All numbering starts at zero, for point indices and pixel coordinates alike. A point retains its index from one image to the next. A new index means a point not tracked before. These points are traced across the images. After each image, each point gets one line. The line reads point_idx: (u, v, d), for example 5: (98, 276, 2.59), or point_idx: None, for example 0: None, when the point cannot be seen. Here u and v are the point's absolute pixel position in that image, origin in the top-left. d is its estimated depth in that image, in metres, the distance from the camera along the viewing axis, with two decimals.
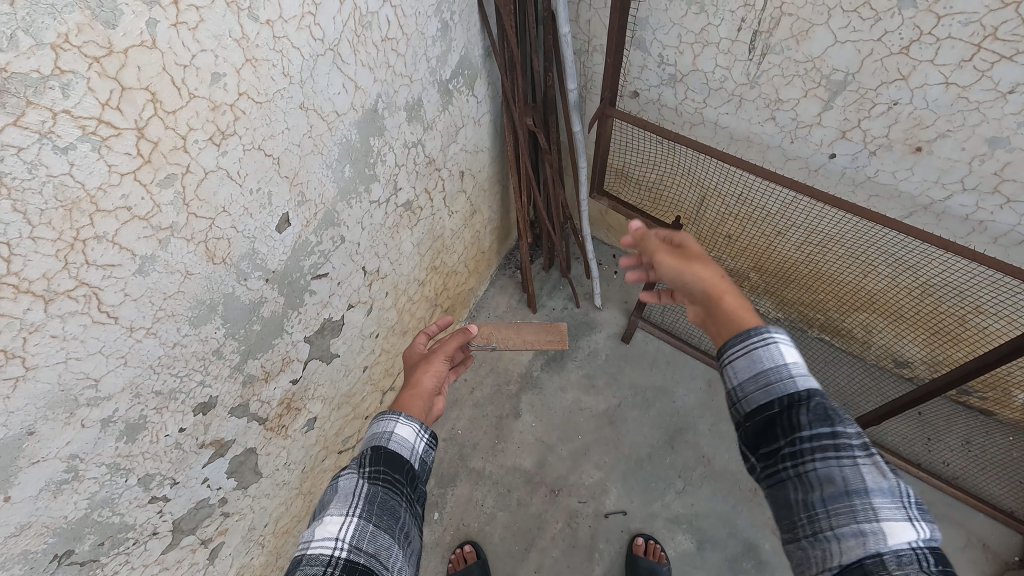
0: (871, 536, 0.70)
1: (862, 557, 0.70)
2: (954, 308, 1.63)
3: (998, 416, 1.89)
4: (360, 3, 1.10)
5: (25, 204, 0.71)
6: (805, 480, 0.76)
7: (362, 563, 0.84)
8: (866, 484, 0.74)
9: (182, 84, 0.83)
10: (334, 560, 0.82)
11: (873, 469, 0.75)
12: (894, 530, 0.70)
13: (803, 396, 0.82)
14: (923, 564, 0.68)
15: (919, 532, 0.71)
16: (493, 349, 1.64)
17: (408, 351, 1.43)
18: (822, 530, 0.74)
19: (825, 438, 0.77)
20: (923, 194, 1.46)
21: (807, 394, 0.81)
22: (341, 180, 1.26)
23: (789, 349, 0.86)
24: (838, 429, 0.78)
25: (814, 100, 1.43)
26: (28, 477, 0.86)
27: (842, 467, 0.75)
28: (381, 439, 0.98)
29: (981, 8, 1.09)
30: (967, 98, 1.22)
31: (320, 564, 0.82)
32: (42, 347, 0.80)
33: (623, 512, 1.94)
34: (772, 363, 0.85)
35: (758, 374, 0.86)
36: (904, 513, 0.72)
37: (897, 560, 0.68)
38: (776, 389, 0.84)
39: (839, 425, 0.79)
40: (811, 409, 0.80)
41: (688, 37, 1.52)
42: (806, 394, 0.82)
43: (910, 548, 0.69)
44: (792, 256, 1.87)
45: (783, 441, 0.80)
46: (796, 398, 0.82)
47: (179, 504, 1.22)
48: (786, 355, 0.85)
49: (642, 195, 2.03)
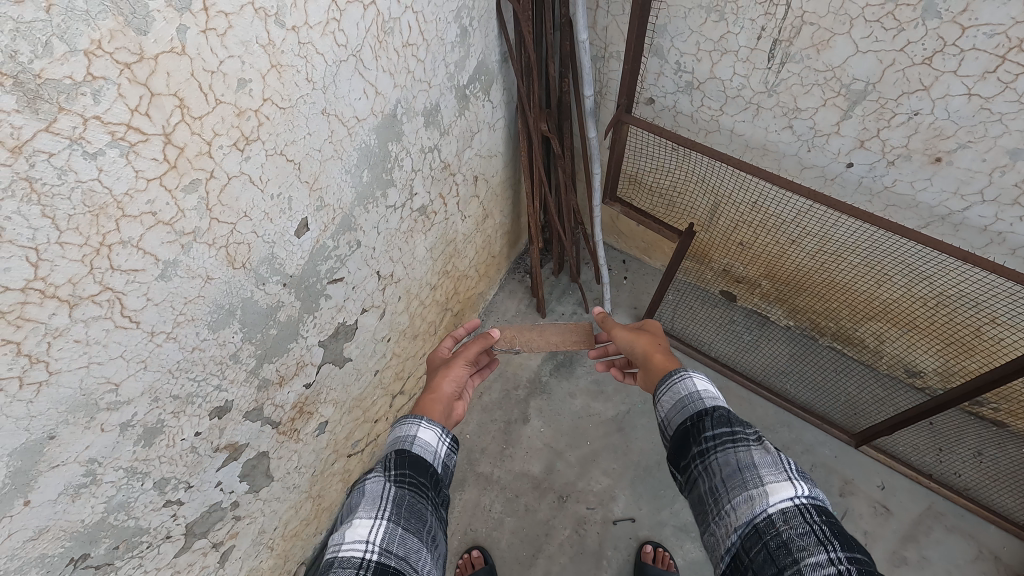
0: (758, 498, 0.85)
1: (755, 518, 0.84)
2: (969, 319, 1.61)
3: (1009, 427, 1.84)
4: (383, 9, 1.10)
5: (54, 209, 0.71)
6: (709, 471, 0.93)
7: (393, 566, 0.82)
8: (755, 459, 0.90)
9: (209, 90, 0.83)
10: (366, 564, 0.81)
11: (762, 450, 0.91)
12: (777, 488, 0.84)
13: (701, 404, 1.02)
14: (805, 515, 0.81)
15: (802, 490, 0.85)
16: (514, 351, 1.61)
17: (435, 353, 1.47)
18: (725, 509, 0.88)
19: (724, 435, 0.94)
20: (941, 204, 1.45)
21: (713, 409, 0.99)
22: (358, 185, 1.25)
23: (703, 382, 1.06)
24: (737, 428, 0.95)
25: (833, 109, 1.43)
26: (47, 481, 0.86)
27: (735, 452, 0.91)
28: (405, 442, 0.99)
29: (1007, 20, 1.08)
30: (990, 109, 1.22)
31: (352, 566, 0.80)
32: (65, 352, 0.80)
33: (631, 519, 1.93)
34: (688, 388, 1.05)
35: (678, 399, 1.05)
36: (787, 475, 0.86)
37: (783, 517, 0.82)
38: (690, 409, 1.02)
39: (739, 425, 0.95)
40: (715, 418, 0.97)
41: (707, 44, 1.51)
42: (711, 409, 0.99)
43: (793, 503, 0.83)
44: (804, 264, 1.86)
45: (701, 446, 0.96)
46: (698, 407, 1.01)
47: (192, 508, 1.21)
48: (698, 385, 1.05)
49: (654, 202, 2.02)
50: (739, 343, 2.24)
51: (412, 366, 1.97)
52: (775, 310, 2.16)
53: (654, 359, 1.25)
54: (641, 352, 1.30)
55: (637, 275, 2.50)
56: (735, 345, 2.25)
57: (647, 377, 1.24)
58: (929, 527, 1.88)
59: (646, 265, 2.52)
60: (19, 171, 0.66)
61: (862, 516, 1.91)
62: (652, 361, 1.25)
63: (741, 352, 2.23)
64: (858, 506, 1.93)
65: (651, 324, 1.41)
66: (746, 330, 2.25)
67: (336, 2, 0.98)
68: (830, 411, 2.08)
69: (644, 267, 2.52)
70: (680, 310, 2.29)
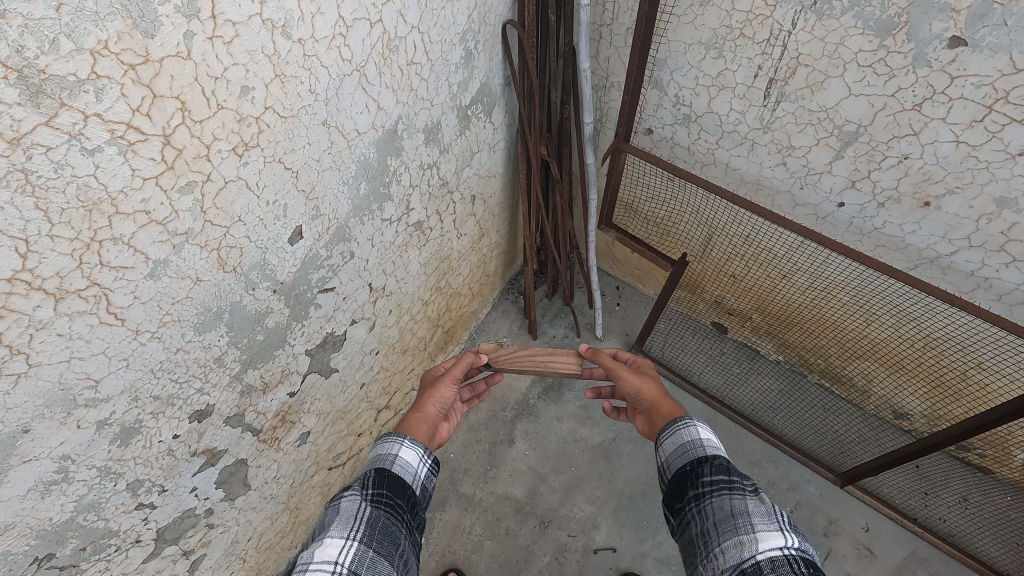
0: (748, 544, 0.82)
1: (743, 563, 0.81)
2: (956, 363, 1.63)
3: (997, 475, 1.84)
4: (390, 27, 1.13)
5: (48, 201, 0.71)
6: (702, 514, 0.90)
7: None
8: (749, 507, 0.86)
9: (211, 95, 0.84)
10: None
11: (758, 500, 0.87)
12: (768, 536, 0.81)
13: (700, 448, 1.00)
14: (794, 565, 0.77)
15: (793, 541, 0.81)
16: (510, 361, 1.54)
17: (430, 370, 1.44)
18: (715, 553, 0.85)
19: (720, 482, 0.91)
20: (930, 247, 1.46)
21: (712, 456, 0.96)
22: (355, 198, 1.27)
23: (707, 432, 1.03)
24: (733, 475, 0.92)
25: (826, 149, 1.46)
26: (18, 476, 0.85)
27: (731, 499, 0.88)
28: (386, 461, 0.99)
29: (994, 72, 1.12)
30: (977, 157, 1.25)
31: None
32: (48, 345, 0.80)
33: (612, 549, 1.90)
34: (690, 436, 1.03)
35: (679, 444, 1.03)
36: (779, 525, 0.83)
37: (770, 564, 0.78)
38: (690, 455, 1.00)
39: (735, 472, 0.92)
40: (714, 465, 0.94)
41: (705, 79, 1.55)
42: (711, 455, 0.96)
43: (781, 553, 0.79)
44: (795, 299, 1.88)
45: (695, 490, 0.94)
46: (698, 453, 0.99)
47: (164, 512, 1.19)
48: (702, 433, 1.02)
49: (650, 230, 2.05)
50: (728, 375, 2.25)
51: (399, 381, 1.97)
52: (766, 344, 2.17)
53: (661, 408, 1.21)
54: (648, 399, 1.26)
55: (630, 301, 2.51)
56: (724, 377, 2.25)
57: (653, 426, 1.22)
58: (913, 573, 1.84)
59: (639, 293, 2.53)
60: (16, 163, 0.67)
61: (846, 558, 1.87)
62: (658, 410, 1.22)
63: (730, 384, 2.23)
64: (842, 547, 1.89)
65: (651, 368, 1.39)
66: (735, 363, 2.25)
67: (343, 18, 1.00)
68: (816, 448, 2.06)
69: (638, 295, 2.53)
70: (670, 338, 2.29)
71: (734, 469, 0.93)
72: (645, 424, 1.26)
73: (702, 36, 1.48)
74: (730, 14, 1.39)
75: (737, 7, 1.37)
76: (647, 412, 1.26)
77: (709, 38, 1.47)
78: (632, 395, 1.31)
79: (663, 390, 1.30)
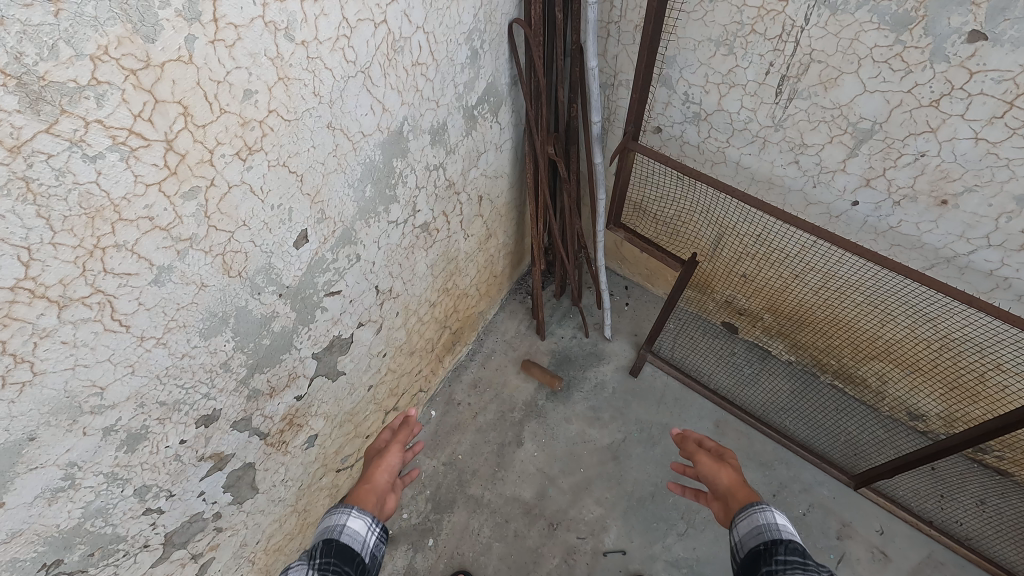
0: None
1: None
2: (973, 364, 1.59)
3: (1016, 476, 1.82)
4: (394, 28, 1.12)
5: (49, 209, 0.71)
6: None
7: None
8: None
9: (214, 99, 0.83)
10: None
11: None
12: None
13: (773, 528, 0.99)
14: None
15: None
16: None
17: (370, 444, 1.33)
18: None
19: (794, 562, 0.91)
20: (946, 246, 1.43)
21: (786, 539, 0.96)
22: (360, 199, 1.26)
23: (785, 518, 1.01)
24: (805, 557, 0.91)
25: (840, 146, 1.43)
26: (24, 483, 0.85)
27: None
28: (333, 531, 0.99)
29: (1015, 67, 1.08)
30: (997, 154, 1.21)
31: None
32: (52, 353, 0.79)
33: (622, 551, 1.88)
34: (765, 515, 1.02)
35: (754, 525, 1.01)
36: None
37: None
38: (765, 535, 0.99)
39: (808, 555, 0.91)
40: (789, 547, 0.94)
41: (715, 77, 1.53)
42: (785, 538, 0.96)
43: None
44: (807, 300, 1.85)
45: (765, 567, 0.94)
46: (771, 533, 0.98)
47: (172, 517, 1.19)
48: (779, 518, 1.01)
49: (659, 230, 2.02)
50: (739, 375, 2.21)
51: (407, 383, 1.96)
52: (777, 344, 2.14)
53: (740, 497, 1.14)
54: (725, 486, 1.19)
55: (639, 301, 2.49)
56: (735, 378, 2.21)
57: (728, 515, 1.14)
58: None
59: (648, 292, 2.51)
60: (17, 170, 0.66)
61: (860, 561, 1.84)
62: (737, 499, 1.14)
63: (741, 385, 2.19)
64: (855, 550, 1.86)
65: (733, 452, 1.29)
66: (746, 364, 2.22)
67: (347, 19, 0.99)
68: (829, 450, 2.02)
69: (646, 294, 2.51)
70: (680, 339, 2.27)
71: (807, 554, 0.92)
72: (720, 512, 1.18)
73: (712, 33, 1.45)
74: (741, 9, 1.36)
75: (748, 3, 1.34)
76: (723, 500, 1.18)
77: (720, 35, 1.44)
78: (708, 481, 1.23)
79: (742, 476, 1.22)
